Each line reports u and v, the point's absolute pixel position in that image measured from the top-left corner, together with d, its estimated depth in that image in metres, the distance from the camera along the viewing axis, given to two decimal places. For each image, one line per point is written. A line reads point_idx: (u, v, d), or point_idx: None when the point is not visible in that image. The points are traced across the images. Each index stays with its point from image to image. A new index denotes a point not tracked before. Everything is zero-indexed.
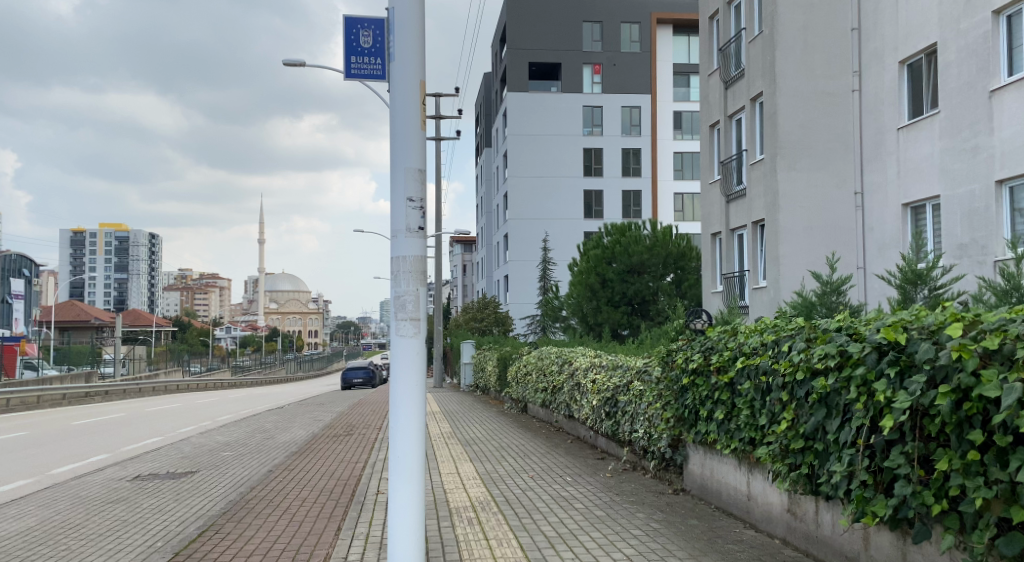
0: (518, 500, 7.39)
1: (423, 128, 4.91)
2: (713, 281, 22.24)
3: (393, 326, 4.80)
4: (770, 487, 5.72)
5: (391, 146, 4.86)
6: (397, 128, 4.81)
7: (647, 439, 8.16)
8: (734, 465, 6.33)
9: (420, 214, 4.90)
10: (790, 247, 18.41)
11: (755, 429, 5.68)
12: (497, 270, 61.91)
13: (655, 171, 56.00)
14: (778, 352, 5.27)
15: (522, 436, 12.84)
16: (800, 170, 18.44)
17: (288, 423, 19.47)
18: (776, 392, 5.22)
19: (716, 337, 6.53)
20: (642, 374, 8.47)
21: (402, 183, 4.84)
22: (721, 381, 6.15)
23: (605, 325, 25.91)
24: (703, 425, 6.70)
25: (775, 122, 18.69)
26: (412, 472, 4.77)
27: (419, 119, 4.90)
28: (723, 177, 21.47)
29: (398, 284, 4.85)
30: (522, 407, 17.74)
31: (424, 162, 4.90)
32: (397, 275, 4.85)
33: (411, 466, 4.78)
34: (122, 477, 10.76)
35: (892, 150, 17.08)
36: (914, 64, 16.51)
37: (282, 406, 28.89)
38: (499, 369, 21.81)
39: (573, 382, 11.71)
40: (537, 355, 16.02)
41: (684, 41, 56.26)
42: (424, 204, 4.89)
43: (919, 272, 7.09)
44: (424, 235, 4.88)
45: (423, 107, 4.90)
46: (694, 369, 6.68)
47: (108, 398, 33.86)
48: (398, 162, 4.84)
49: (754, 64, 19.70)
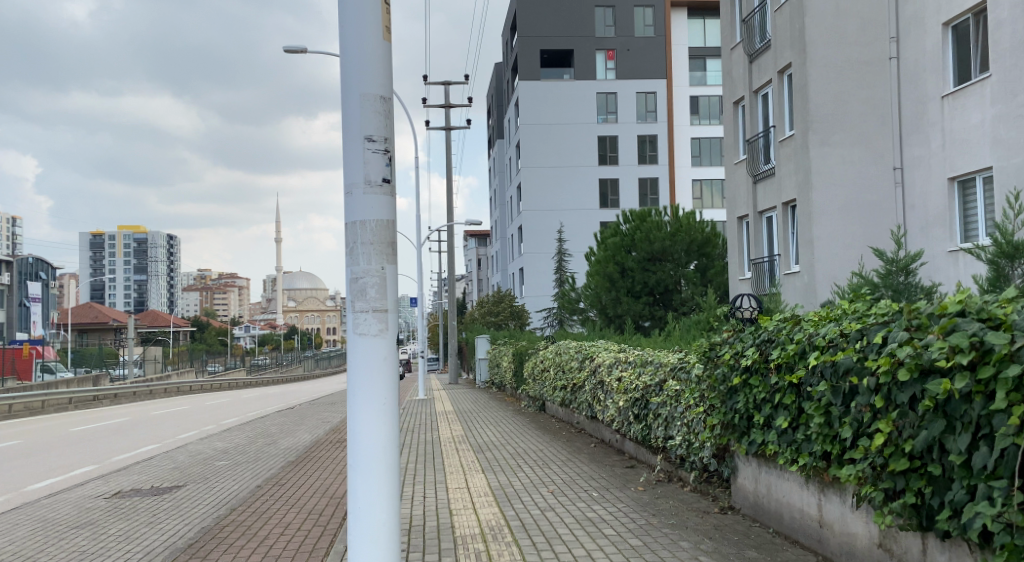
0: (536, 525, 6.25)
1: (387, 44, 3.84)
2: (741, 268, 21.02)
3: (351, 321, 3.74)
4: (851, 514, 4.56)
5: (341, 67, 3.79)
6: (347, 35, 3.76)
7: (684, 446, 7.00)
8: (800, 484, 5.16)
9: (385, 160, 3.84)
10: (825, 228, 17.05)
11: (831, 440, 4.54)
12: (512, 263, 60.88)
13: (672, 158, 54.79)
14: (866, 346, 4.12)
15: (540, 440, 11.69)
16: (833, 146, 17.14)
17: (294, 426, 18.48)
18: (865, 397, 4.07)
19: (775, 327, 5.37)
20: (679, 370, 7.32)
21: (358, 115, 3.77)
22: (784, 380, 5.00)
23: (626, 317, 24.67)
24: (757, 430, 5.54)
25: (806, 94, 17.35)
26: (381, 501, 3.73)
27: (382, 31, 3.82)
28: (749, 156, 20.19)
29: (354, 261, 3.77)
30: (540, 405, 16.64)
31: (387, 89, 3.86)
32: (353, 249, 3.78)
33: (383, 490, 3.74)
34: (99, 494, 9.73)
35: (935, 120, 15.76)
36: (959, 25, 15.19)
37: (293, 407, 27.90)
38: (516, 366, 20.73)
39: (595, 379, 10.57)
40: (554, 350, 14.89)
41: (699, 24, 54.75)
42: (389, 145, 3.83)
43: (1018, 243, 5.88)
44: (388, 189, 3.83)
45: (384, 9, 3.83)
46: (747, 365, 5.53)
47: (118, 401, 33.13)
48: (352, 86, 3.78)
49: (781, 34, 18.36)
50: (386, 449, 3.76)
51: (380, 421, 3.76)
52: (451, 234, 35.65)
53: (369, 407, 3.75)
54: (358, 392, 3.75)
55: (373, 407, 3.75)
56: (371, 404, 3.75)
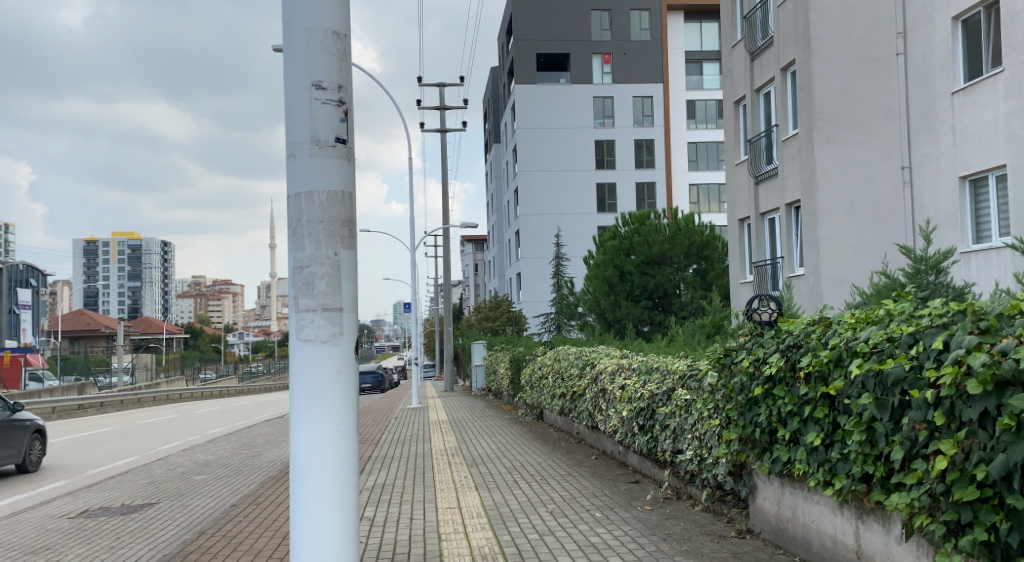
0: (533, 551, 5.64)
1: None
2: (742, 272, 20.45)
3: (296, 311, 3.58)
4: (898, 547, 3.93)
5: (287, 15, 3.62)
6: None
7: (695, 461, 6.37)
8: (833, 508, 4.54)
9: (339, 115, 3.68)
10: (830, 230, 16.48)
11: (874, 462, 3.92)
12: (508, 268, 60.28)
13: (669, 162, 54.31)
14: (923, 354, 3.50)
15: (538, 452, 11.02)
16: (839, 144, 16.58)
17: (283, 436, 17.80)
18: (921, 413, 3.45)
19: (802, 331, 4.74)
20: (689, 377, 6.71)
21: (305, 70, 3.60)
22: (816, 391, 4.37)
23: (625, 322, 24.05)
24: (781, 446, 4.90)
25: (811, 91, 16.79)
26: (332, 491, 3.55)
27: None
28: (751, 157, 19.62)
29: (301, 239, 3.60)
30: (538, 413, 15.99)
31: (341, 41, 3.71)
32: (301, 222, 3.61)
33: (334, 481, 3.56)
34: (64, 513, 9.07)
35: (945, 118, 15.18)
36: (970, 19, 14.64)
37: (284, 415, 27.19)
38: (512, 372, 20.09)
39: (597, 388, 9.92)
40: (553, 356, 14.26)
41: (696, 27, 54.35)
42: (342, 100, 3.69)
43: None
44: (345, 148, 3.68)
45: None
46: (771, 374, 4.90)
47: (105, 410, 32.44)
48: (300, 37, 3.62)
49: (784, 30, 17.82)
50: (339, 451, 3.58)
51: (328, 422, 3.55)
52: (447, 239, 35.09)
53: (320, 407, 3.53)
54: (304, 412, 3.54)
55: (328, 430, 3.53)
56: (328, 431, 3.55)
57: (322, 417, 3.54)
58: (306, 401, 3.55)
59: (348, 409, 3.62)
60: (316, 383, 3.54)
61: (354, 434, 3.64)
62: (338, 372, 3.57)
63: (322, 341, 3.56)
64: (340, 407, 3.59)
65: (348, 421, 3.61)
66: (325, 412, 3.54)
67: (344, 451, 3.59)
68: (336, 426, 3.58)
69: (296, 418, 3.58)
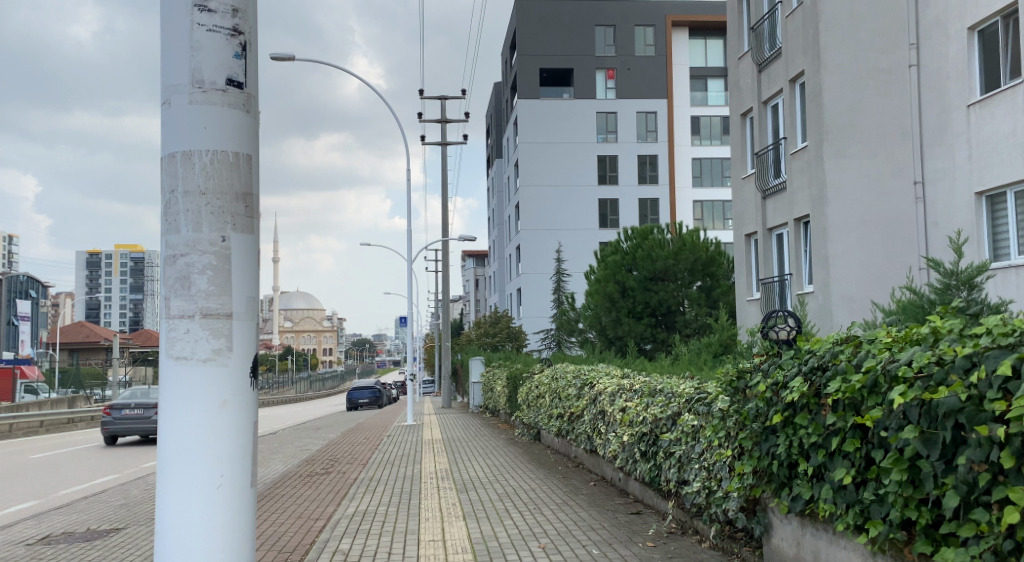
0: None
1: None
2: (749, 289, 19.83)
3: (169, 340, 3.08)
4: None
5: None
6: None
7: (703, 493, 5.75)
8: (864, 556, 3.91)
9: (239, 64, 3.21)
10: (841, 246, 15.89)
11: (919, 508, 3.31)
12: (509, 283, 59.77)
13: (673, 178, 53.92)
14: (984, 382, 2.92)
15: (534, 476, 10.43)
16: (849, 157, 15.99)
17: (271, 454, 17.20)
18: (983, 452, 2.86)
19: (829, 351, 4.14)
20: (698, 400, 6.11)
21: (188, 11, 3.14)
22: (847, 421, 3.77)
23: (627, 339, 23.45)
24: (802, 481, 4.29)
25: (821, 102, 16.22)
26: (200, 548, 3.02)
27: None
28: (758, 171, 19.09)
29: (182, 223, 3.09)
30: (534, 434, 15.38)
31: None
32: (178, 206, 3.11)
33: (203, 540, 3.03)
34: (22, 540, 8.48)
35: (960, 131, 14.65)
36: (987, 29, 14.12)
37: (276, 431, 26.60)
38: (510, 390, 19.51)
39: (596, 409, 9.34)
40: (551, 374, 13.69)
41: (700, 44, 54.20)
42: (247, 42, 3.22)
43: None
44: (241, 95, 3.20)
45: None
46: (790, 400, 4.30)
47: (96, 424, 31.92)
48: None
49: (792, 40, 17.31)
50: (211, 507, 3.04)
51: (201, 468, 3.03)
52: (446, 253, 34.64)
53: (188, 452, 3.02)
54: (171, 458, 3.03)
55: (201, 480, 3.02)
56: (208, 482, 3.04)
57: (199, 465, 3.03)
58: (175, 445, 3.03)
59: (238, 451, 3.11)
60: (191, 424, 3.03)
61: (247, 478, 3.14)
62: (224, 407, 3.06)
63: (198, 367, 3.05)
64: (220, 451, 3.06)
65: (235, 467, 3.09)
66: (201, 458, 3.02)
67: (225, 507, 3.07)
68: (217, 475, 3.06)
69: (165, 462, 3.06)
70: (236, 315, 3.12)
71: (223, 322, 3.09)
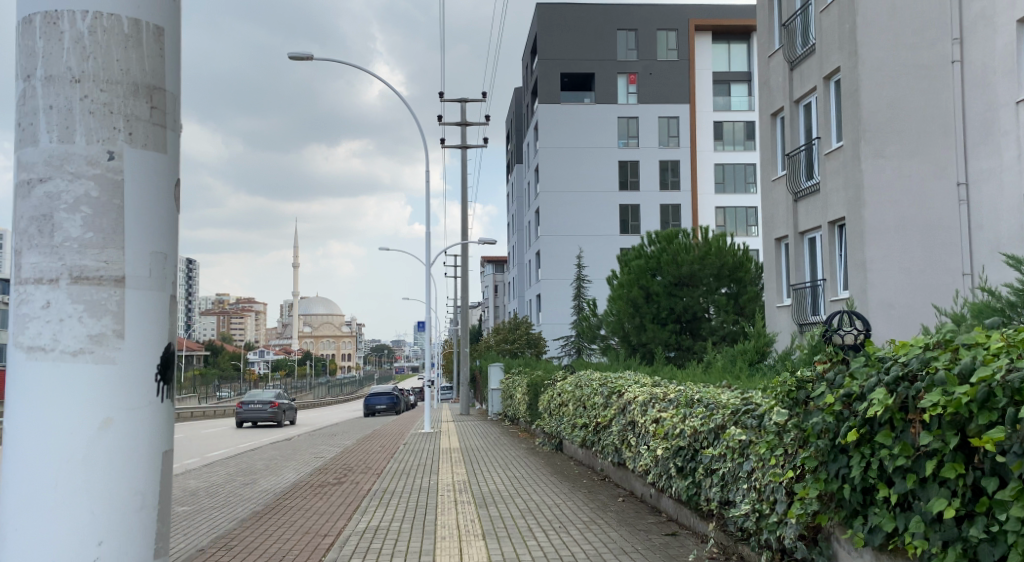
0: None
1: None
2: (779, 295, 19.05)
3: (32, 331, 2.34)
4: None
5: None
6: None
7: (752, 518, 5.11)
8: None
9: None
10: (878, 250, 15.16)
11: None
12: (529, 290, 59.21)
13: (696, 183, 53.20)
14: None
15: (556, 490, 9.78)
16: (888, 157, 15.25)
17: (284, 461, 16.70)
18: None
19: (918, 358, 3.50)
20: (747, 412, 5.47)
21: None
22: (950, 442, 3.13)
23: (651, 346, 22.71)
24: (882, 510, 3.65)
25: (857, 100, 15.45)
26: None
27: None
28: (789, 172, 18.35)
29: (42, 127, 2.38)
30: (556, 444, 14.73)
31: None
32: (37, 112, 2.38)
33: None
34: None
35: (1008, 130, 13.81)
36: None
37: (291, 437, 26.15)
38: (530, 398, 18.92)
39: (625, 420, 8.69)
40: (573, 382, 13.06)
41: (724, 48, 53.55)
42: None
43: None
44: None
45: None
46: (869, 415, 3.66)
47: None
48: None
49: (827, 36, 16.59)
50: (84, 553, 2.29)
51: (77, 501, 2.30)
52: (466, 259, 34.16)
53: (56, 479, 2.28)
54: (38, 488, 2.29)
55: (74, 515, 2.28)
56: (82, 537, 2.28)
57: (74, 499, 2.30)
58: (31, 484, 2.29)
59: (128, 486, 2.37)
60: (45, 444, 2.29)
61: (144, 522, 2.40)
62: (107, 429, 2.33)
63: (63, 361, 2.31)
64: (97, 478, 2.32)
65: (117, 514, 2.33)
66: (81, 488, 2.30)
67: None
68: (98, 527, 2.31)
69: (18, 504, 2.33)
70: (130, 282, 2.39)
71: (110, 294, 2.36)
